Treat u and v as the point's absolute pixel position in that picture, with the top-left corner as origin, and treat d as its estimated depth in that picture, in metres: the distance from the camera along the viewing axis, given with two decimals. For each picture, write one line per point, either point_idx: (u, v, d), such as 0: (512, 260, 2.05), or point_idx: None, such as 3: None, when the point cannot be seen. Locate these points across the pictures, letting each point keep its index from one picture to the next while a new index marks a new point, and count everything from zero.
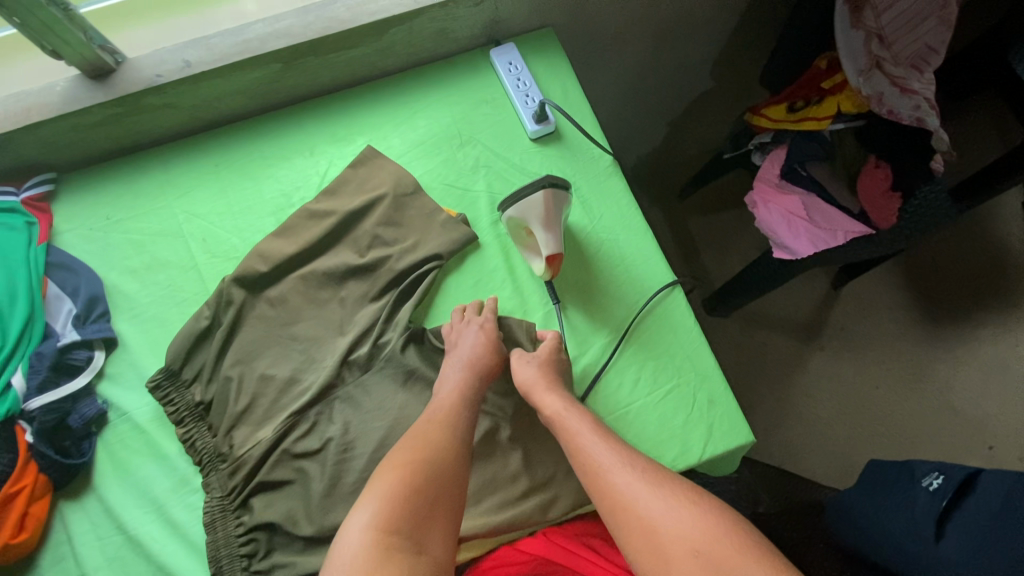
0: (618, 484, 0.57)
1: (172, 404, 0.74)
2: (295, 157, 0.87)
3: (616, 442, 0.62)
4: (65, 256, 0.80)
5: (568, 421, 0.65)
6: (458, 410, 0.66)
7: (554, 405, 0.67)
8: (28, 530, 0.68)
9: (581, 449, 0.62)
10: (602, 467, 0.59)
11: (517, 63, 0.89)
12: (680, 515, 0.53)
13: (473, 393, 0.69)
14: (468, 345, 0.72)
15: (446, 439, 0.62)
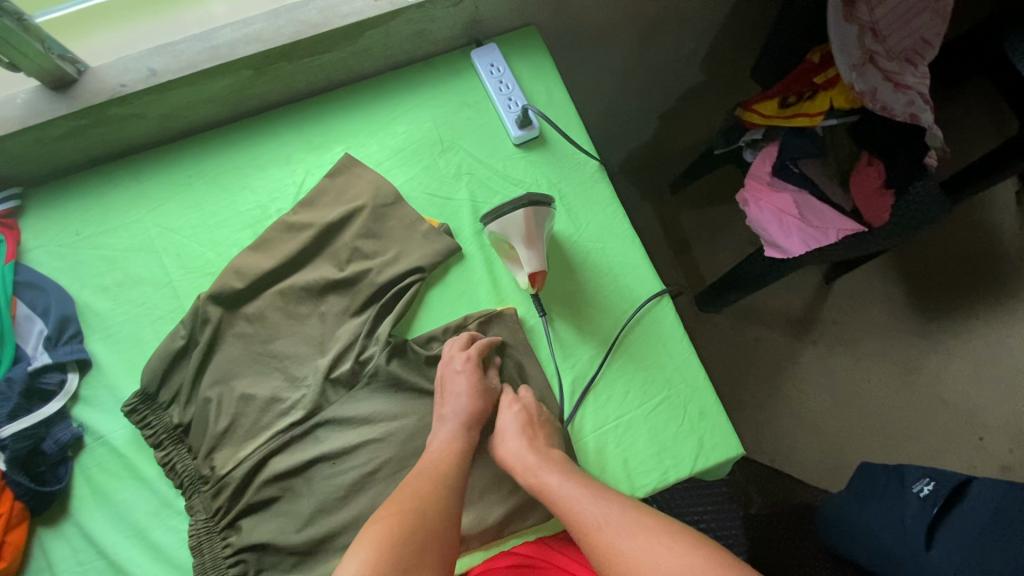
0: (611, 545, 0.57)
1: (150, 427, 0.72)
2: (271, 166, 0.85)
3: (602, 497, 0.61)
4: (34, 275, 0.78)
5: (548, 482, 0.64)
6: (451, 462, 0.65)
7: (532, 465, 0.65)
8: (5, 558, 0.67)
9: (568, 509, 0.61)
10: (592, 528, 0.58)
11: (499, 65, 0.86)
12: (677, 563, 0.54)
13: (468, 445, 0.68)
14: (461, 392, 0.70)
15: (438, 492, 0.61)
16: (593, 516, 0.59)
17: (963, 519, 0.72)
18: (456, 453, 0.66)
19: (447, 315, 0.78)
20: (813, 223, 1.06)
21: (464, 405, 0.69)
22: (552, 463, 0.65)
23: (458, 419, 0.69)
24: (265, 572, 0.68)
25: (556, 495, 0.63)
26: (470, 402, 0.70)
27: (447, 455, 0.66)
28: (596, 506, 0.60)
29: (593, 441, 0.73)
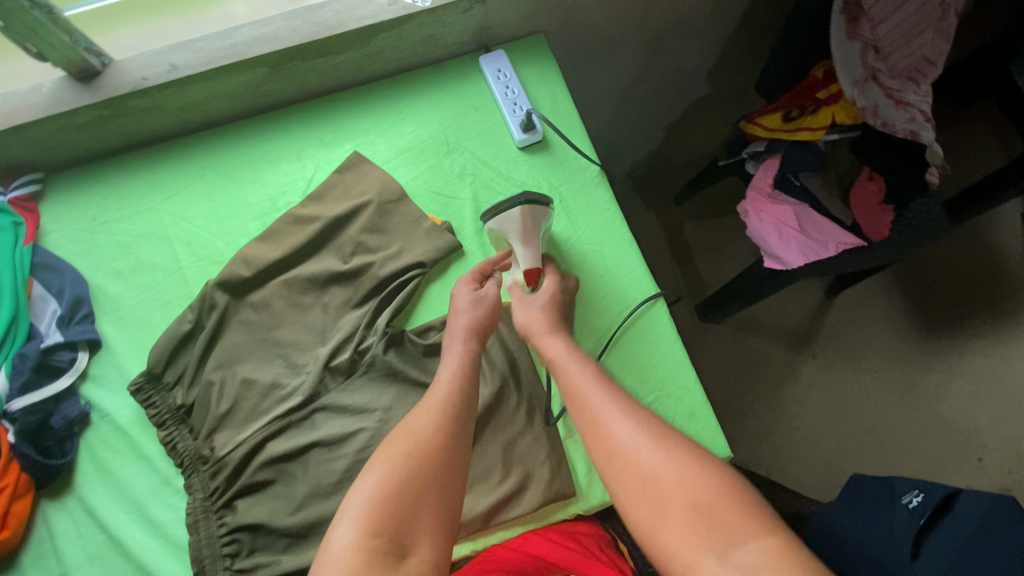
0: (613, 438, 0.54)
1: (154, 406, 0.74)
2: (282, 161, 0.87)
3: (614, 388, 0.59)
4: (51, 257, 0.81)
5: (564, 368, 0.63)
6: (455, 385, 0.63)
7: (556, 350, 0.66)
8: (10, 528, 0.69)
9: (577, 396, 0.59)
10: (597, 414, 0.56)
11: (506, 71, 0.89)
12: (677, 471, 0.50)
13: (472, 365, 0.66)
14: (467, 308, 0.71)
15: (437, 429, 0.58)
16: (602, 405, 0.57)
17: (949, 531, 0.73)
18: (468, 370, 0.65)
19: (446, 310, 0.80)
20: (813, 236, 1.07)
21: (474, 324, 0.70)
22: (570, 353, 0.64)
23: (468, 334, 0.69)
24: (259, 551, 0.70)
25: (568, 380, 0.61)
26: (481, 315, 0.71)
27: (457, 373, 0.65)
28: (605, 398, 0.58)
29: None
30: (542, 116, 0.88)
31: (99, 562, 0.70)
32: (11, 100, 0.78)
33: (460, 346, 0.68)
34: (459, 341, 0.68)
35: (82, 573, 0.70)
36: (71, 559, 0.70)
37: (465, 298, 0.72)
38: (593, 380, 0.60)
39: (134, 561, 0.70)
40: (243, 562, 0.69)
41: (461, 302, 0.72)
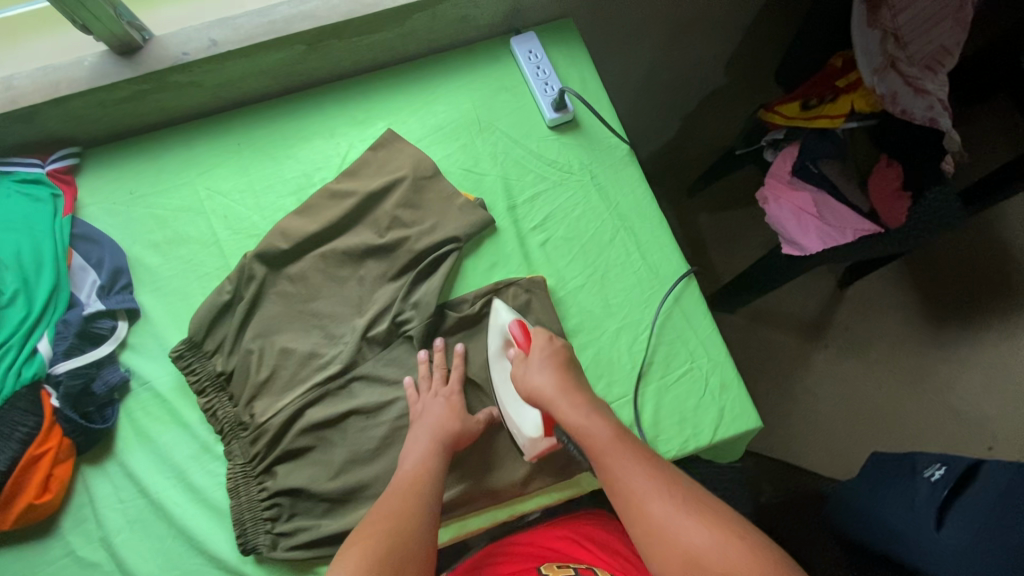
0: (631, 491, 0.56)
1: (194, 373, 0.75)
2: (317, 138, 0.89)
3: (648, 461, 0.58)
4: (89, 228, 0.82)
5: (562, 403, 0.63)
6: (424, 477, 0.63)
7: (561, 404, 0.63)
8: (53, 491, 0.70)
9: (609, 466, 0.58)
10: (637, 493, 0.55)
11: (537, 52, 0.90)
12: (727, 548, 0.49)
13: (437, 461, 0.66)
14: (436, 411, 0.71)
15: (409, 510, 0.59)
16: (631, 467, 0.57)
17: (973, 502, 0.74)
18: (428, 462, 0.65)
19: (480, 284, 0.82)
20: (830, 222, 1.09)
21: (439, 421, 0.69)
22: (594, 414, 0.62)
23: (431, 435, 0.68)
24: (298, 516, 0.72)
25: (597, 450, 0.60)
26: (445, 421, 0.70)
27: (417, 471, 0.64)
28: (640, 469, 0.57)
29: (616, 408, 0.76)
30: (573, 96, 0.89)
31: (140, 526, 0.71)
32: (52, 73, 0.79)
33: (422, 438, 0.68)
34: (423, 434, 0.68)
35: (123, 536, 0.71)
36: (112, 523, 0.71)
37: (431, 401, 0.72)
38: (625, 447, 0.59)
39: (175, 525, 0.71)
40: (284, 526, 0.71)
41: (428, 408, 0.71)
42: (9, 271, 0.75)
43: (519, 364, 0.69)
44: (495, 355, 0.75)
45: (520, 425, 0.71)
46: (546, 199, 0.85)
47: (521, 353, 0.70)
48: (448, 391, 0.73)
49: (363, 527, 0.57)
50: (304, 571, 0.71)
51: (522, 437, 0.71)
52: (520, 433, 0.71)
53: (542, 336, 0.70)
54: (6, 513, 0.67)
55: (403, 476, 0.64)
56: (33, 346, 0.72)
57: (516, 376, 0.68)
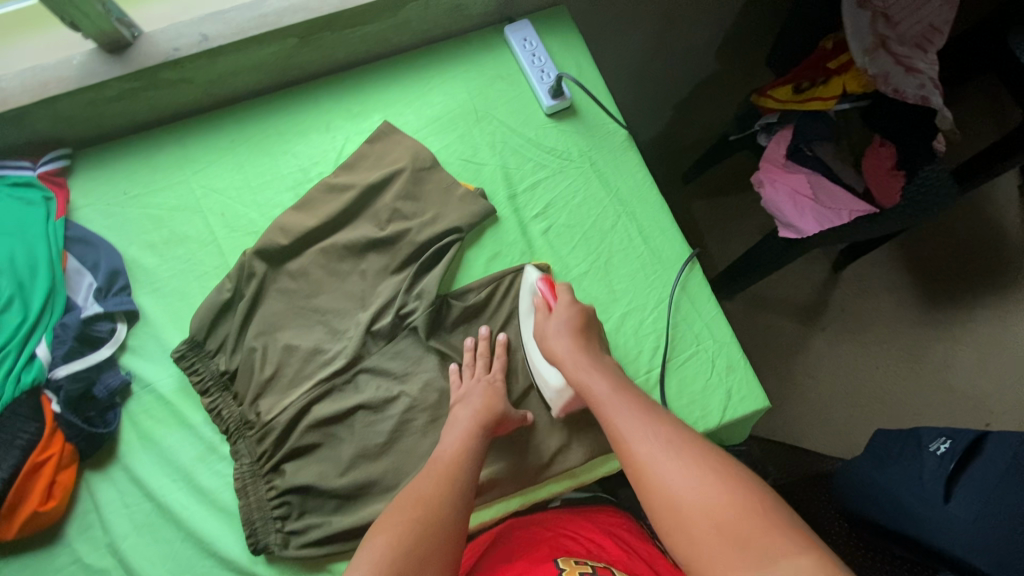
0: (634, 448, 0.56)
1: (197, 373, 0.74)
2: (312, 133, 0.88)
3: (647, 410, 0.59)
4: (83, 230, 0.80)
5: (581, 377, 0.64)
6: (460, 458, 0.63)
7: (576, 366, 0.66)
8: (57, 498, 0.68)
9: (607, 413, 0.60)
10: (630, 441, 0.56)
11: (531, 40, 0.90)
12: (712, 490, 0.50)
13: (475, 445, 0.65)
14: (479, 395, 0.70)
15: (441, 495, 0.58)
16: (639, 420, 0.58)
17: (980, 474, 0.75)
18: (466, 445, 0.64)
19: (483, 273, 0.81)
20: (826, 203, 1.10)
21: (476, 407, 0.68)
22: (600, 370, 0.65)
23: (470, 417, 0.67)
24: (309, 514, 0.71)
25: (596, 401, 0.62)
26: (485, 404, 0.69)
27: (455, 452, 0.64)
28: (636, 417, 0.58)
29: None
30: (570, 82, 0.89)
31: (147, 530, 0.70)
32: (40, 73, 0.77)
33: (462, 420, 0.67)
34: (463, 415, 0.68)
35: (130, 542, 0.69)
36: (118, 528, 0.70)
37: (473, 385, 0.72)
38: (625, 399, 0.60)
39: (183, 528, 0.70)
40: (294, 524, 0.70)
41: (468, 392, 0.71)
42: (3, 275, 0.73)
43: (542, 321, 0.72)
44: (524, 311, 0.77)
45: (546, 376, 0.72)
46: (546, 187, 0.85)
47: (545, 306, 0.73)
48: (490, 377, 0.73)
49: (396, 511, 0.57)
50: (316, 570, 0.69)
51: (549, 389, 0.72)
52: (546, 384, 0.73)
53: (566, 296, 0.72)
54: (9, 522, 0.66)
55: (441, 456, 0.64)
56: (32, 351, 0.70)
57: (537, 330, 0.71)
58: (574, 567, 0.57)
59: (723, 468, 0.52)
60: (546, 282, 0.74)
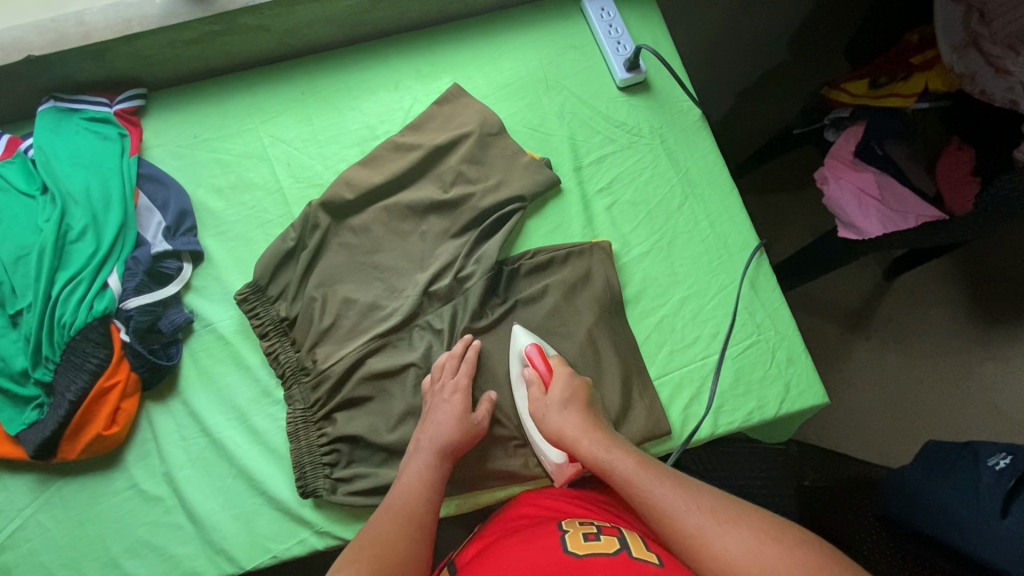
0: (691, 532, 0.52)
1: (258, 317, 0.76)
2: (380, 90, 0.87)
3: (679, 479, 0.58)
4: (155, 169, 0.82)
5: (607, 462, 0.62)
6: (421, 489, 0.63)
7: (594, 448, 0.64)
8: (119, 425, 0.70)
9: (639, 496, 0.58)
10: (666, 514, 0.54)
11: (609, 9, 0.87)
12: (772, 554, 0.49)
13: (434, 478, 0.65)
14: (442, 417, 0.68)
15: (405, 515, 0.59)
16: (660, 489, 0.57)
17: None
18: (425, 474, 0.65)
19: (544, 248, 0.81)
20: (893, 207, 1.06)
21: (438, 429, 0.68)
22: (619, 450, 0.63)
23: (434, 445, 0.67)
24: (356, 463, 0.73)
25: (623, 480, 0.60)
26: (450, 430, 0.67)
27: (417, 483, 0.63)
28: (670, 488, 0.57)
29: (676, 374, 0.75)
30: (646, 54, 0.86)
31: (200, 464, 0.72)
32: (125, 10, 0.78)
33: (423, 455, 0.66)
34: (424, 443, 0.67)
35: (185, 473, 0.71)
36: (174, 458, 0.72)
37: (443, 398, 0.70)
38: (652, 473, 0.59)
39: (236, 465, 0.72)
40: (342, 472, 0.72)
41: (436, 409, 0.69)
42: (80, 207, 0.76)
43: (539, 400, 0.70)
44: (516, 382, 0.74)
45: (546, 453, 0.70)
46: (613, 162, 0.83)
47: (539, 381, 0.71)
48: (454, 386, 0.71)
49: (377, 530, 0.57)
50: (361, 518, 0.71)
51: (549, 464, 0.70)
52: (544, 458, 0.71)
53: (562, 369, 0.71)
54: (73, 443, 0.69)
55: (400, 492, 0.63)
56: (103, 282, 0.72)
57: (535, 414, 0.69)
58: (578, 528, 0.57)
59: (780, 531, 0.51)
60: (535, 347, 0.73)
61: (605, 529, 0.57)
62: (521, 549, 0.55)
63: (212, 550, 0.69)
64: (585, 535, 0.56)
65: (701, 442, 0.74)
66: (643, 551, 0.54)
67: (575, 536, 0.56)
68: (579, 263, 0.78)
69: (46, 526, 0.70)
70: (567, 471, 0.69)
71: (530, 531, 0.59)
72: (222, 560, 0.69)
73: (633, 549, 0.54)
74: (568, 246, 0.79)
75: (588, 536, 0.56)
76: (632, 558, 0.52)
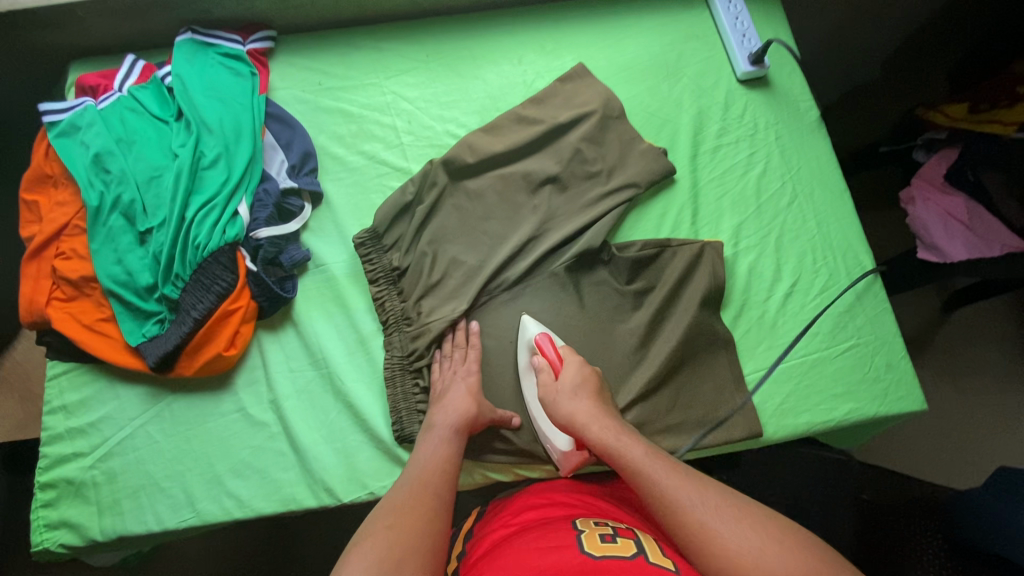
0: (691, 514, 0.50)
1: (372, 263, 0.79)
2: (504, 61, 0.89)
3: (687, 471, 0.56)
4: (281, 110, 0.84)
5: (614, 448, 0.60)
6: (442, 461, 0.61)
7: (603, 433, 0.62)
8: (236, 348, 0.73)
9: (644, 479, 0.56)
10: (664, 494, 0.53)
11: (737, 3, 0.89)
12: (767, 552, 0.46)
13: (453, 455, 0.63)
14: (456, 401, 0.69)
15: (417, 489, 0.57)
16: (677, 482, 0.54)
17: None
18: (443, 455, 0.62)
19: (651, 231, 0.82)
20: (979, 233, 1.05)
21: (452, 414, 0.67)
22: (631, 437, 0.61)
23: (451, 423, 0.66)
24: None
25: (628, 465, 0.58)
26: (464, 406, 0.68)
27: (438, 457, 0.62)
28: (673, 476, 0.55)
29: (773, 369, 0.76)
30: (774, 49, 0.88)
31: (306, 397, 0.74)
32: None
33: (443, 434, 0.65)
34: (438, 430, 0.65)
35: (291, 403, 0.74)
36: (281, 388, 0.74)
37: (455, 381, 0.71)
38: (659, 462, 0.57)
39: (341, 399, 0.74)
40: None
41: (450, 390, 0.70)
42: (212, 137, 0.78)
43: (550, 386, 0.69)
44: (523, 371, 0.74)
45: (552, 440, 0.71)
46: (727, 153, 0.84)
47: (549, 367, 0.70)
48: (465, 370, 0.72)
49: (400, 504, 0.55)
50: None
51: (555, 451, 0.71)
52: (551, 446, 0.71)
53: (571, 358, 0.71)
54: (191, 361, 0.72)
55: (419, 463, 0.61)
56: (234, 210, 0.75)
57: (545, 399, 0.68)
58: (593, 529, 0.53)
59: (786, 527, 0.48)
60: (546, 337, 0.72)
61: (621, 533, 0.53)
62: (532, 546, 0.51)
63: (313, 480, 0.71)
64: (601, 535, 0.52)
65: (795, 438, 0.74)
66: (661, 557, 0.50)
67: (591, 536, 0.52)
68: (688, 253, 0.79)
69: (153, 438, 0.73)
70: (574, 461, 0.71)
71: (542, 528, 0.55)
72: (321, 491, 0.71)
73: (652, 554, 0.50)
74: (677, 240, 0.80)
75: (604, 537, 0.52)
76: (649, 563, 0.48)
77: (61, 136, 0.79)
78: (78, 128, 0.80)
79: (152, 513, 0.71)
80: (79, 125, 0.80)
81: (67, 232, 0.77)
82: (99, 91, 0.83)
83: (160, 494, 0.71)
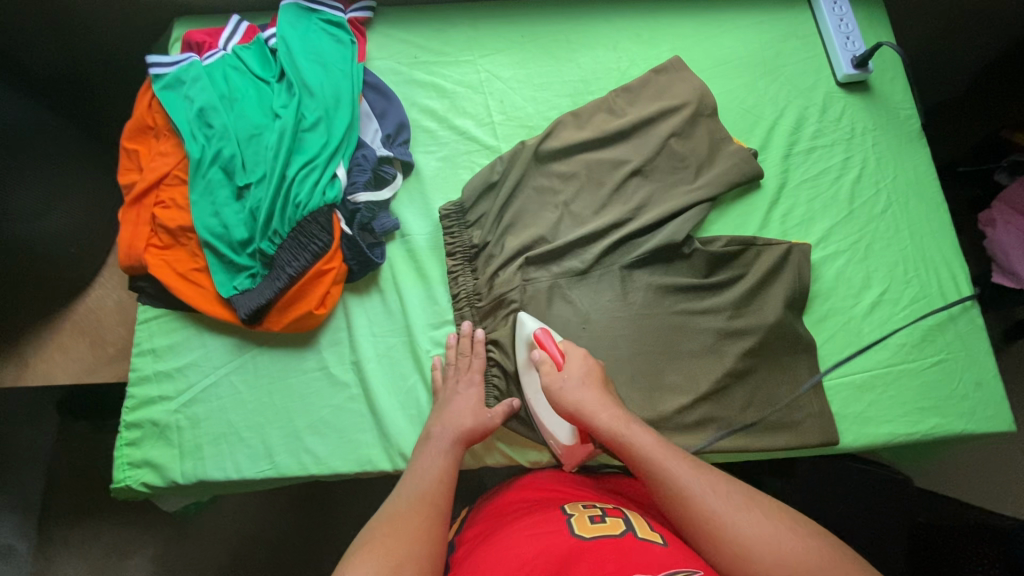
0: (720, 526, 0.50)
1: (454, 237, 0.79)
2: (599, 48, 0.89)
3: (698, 464, 0.56)
4: (378, 79, 0.85)
5: (632, 445, 0.58)
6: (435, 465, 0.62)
7: (612, 422, 0.59)
8: (326, 307, 0.75)
9: (664, 477, 0.55)
10: (689, 499, 0.52)
11: (842, 6, 0.88)
12: (787, 541, 0.48)
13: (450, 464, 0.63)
14: (463, 413, 0.68)
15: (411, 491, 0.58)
16: (690, 476, 0.54)
17: None
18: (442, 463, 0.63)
19: (737, 228, 0.81)
20: None
21: (457, 419, 0.67)
22: (640, 428, 0.59)
23: (448, 437, 0.65)
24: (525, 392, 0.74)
25: (643, 460, 0.56)
26: (466, 420, 0.67)
27: (436, 469, 0.61)
28: (691, 472, 0.54)
29: (857, 376, 0.75)
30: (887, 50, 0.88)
31: (387, 361, 0.75)
32: None
33: (439, 446, 0.64)
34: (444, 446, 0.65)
35: (372, 365, 0.75)
36: (364, 350, 0.75)
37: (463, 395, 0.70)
38: (672, 456, 0.56)
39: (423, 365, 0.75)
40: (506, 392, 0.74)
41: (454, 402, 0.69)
42: (314, 100, 0.80)
43: (554, 377, 0.65)
44: (526, 369, 0.72)
45: (557, 433, 0.70)
46: (823, 156, 0.83)
47: (553, 362, 0.66)
48: (468, 380, 0.71)
49: (397, 508, 0.55)
50: (522, 442, 0.75)
51: (558, 446, 0.70)
52: (554, 439, 0.70)
53: (574, 350, 0.67)
54: (280, 316, 0.73)
55: (416, 474, 0.61)
56: (333, 172, 0.76)
57: (547, 389, 0.64)
58: (583, 512, 0.57)
59: (789, 517, 0.50)
60: (544, 333, 0.69)
61: (610, 512, 0.57)
62: (527, 528, 0.55)
63: (389, 444, 0.72)
64: (591, 518, 0.56)
65: (875, 448, 0.73)
66: (648, 532, 0.53)
67: (582, 519, 0.55)
68: (777, 251, 0.78)
69: (236, 388, 0.75)
70: (579, 447, 0.68)
71: (532, 515, 0.58)
72: (396, 455, 0.72)
73: (639, 530, 0.54)
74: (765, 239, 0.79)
75: (594, 519, 0.55)
76: (638, 537, 0.52)
77: (166, 88, 0.81)
78: (182, 81, 0.81)
79: (231, 461, 0.72)
80: (184, 80, 0.81)
81: (167, 181, 0.78)
82: (203, 47, 0.85)
83: (240, 444, 0.73)
